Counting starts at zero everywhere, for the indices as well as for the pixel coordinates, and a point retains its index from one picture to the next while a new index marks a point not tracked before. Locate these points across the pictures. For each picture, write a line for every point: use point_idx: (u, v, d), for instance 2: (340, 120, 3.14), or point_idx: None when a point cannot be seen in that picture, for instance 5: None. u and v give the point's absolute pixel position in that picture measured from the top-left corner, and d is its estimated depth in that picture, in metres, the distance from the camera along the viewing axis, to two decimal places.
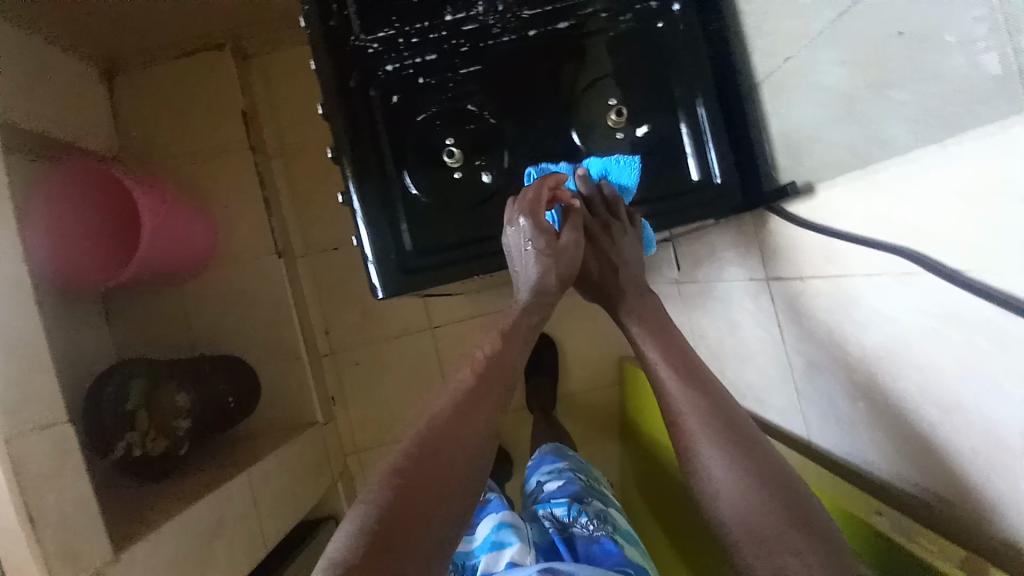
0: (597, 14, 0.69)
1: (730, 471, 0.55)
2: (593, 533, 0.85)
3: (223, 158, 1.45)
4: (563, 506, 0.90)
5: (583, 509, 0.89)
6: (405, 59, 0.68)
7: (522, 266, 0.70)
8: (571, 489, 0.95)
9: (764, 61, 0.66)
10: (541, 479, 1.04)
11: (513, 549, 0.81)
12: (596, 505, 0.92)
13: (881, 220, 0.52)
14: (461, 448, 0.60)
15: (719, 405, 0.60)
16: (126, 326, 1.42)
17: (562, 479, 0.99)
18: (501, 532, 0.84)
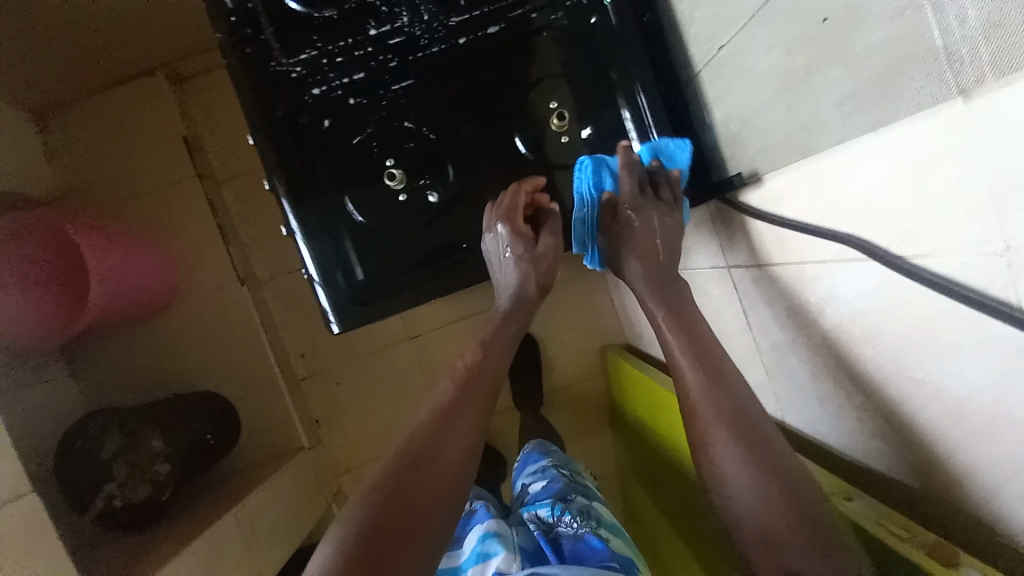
0: (528, 15, 0.67)
1: (742, 467, 0.56)
2: (578, 531, 0.84)
3: (171, 190, 1.39)
4: (547, 507, 0.89)
5: (566, 507, 0.88)
6: (332, 80, 0.65)
7: (501, 274, 0.69)
8: (555, 488, 0.94)
9: (699, 50, 0.64)
10: (525, 481, 1.02)
11: (499, 559, 0.80)
12: (579, 501, 0.91)
13: (825, 206, 0.52)
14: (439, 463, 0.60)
15: (738, 405, 0.59)
16: (89, 372, 1.36)
17: (545, 478, 0.98)
18: (486, 542, 0.83)
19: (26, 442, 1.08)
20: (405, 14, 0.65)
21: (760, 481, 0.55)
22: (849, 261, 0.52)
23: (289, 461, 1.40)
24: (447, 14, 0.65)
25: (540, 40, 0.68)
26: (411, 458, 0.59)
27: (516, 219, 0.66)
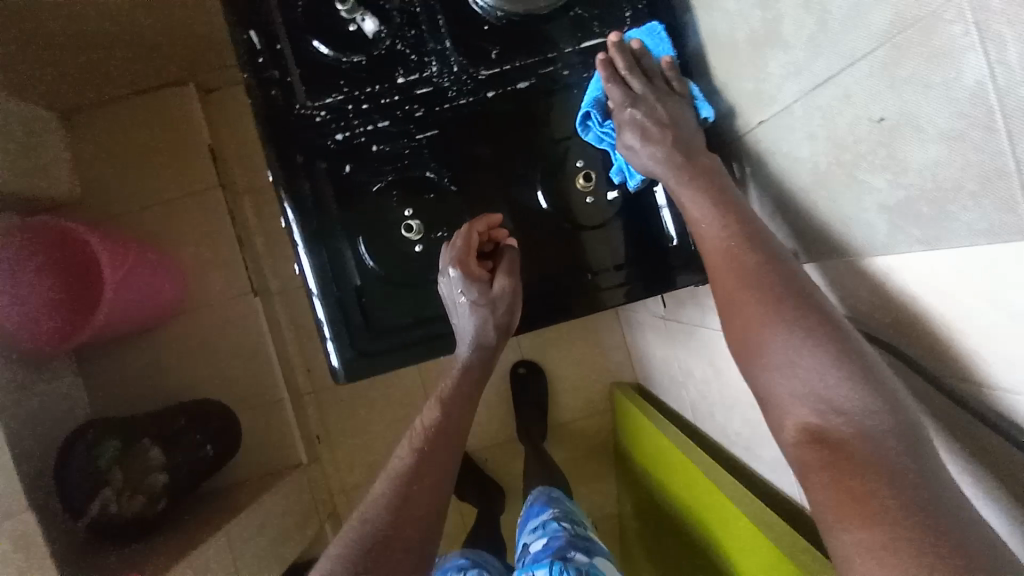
0: (560, 71, 0.65)
1: (824, 417, 0.46)
2: None
3: (192, 200, 1.40)
4: (546, 567, 0.83)
5: (565, 567, 0.81)
6: (355, 127, 0.64)
7: (458, 313, 0.67)
8: (555, 546, 0.87)
9: (739, 118, 0.62)
10: (526, 539, 0.96)
11: None
12: (580, 559, 0.84)
13: (869, 296, 0.50)
14: (422, 506, 0.60)
15: (817, 318, 0.49)
16: (96, 377, 1.36)
17: (546, 535, 0.91)
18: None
19: (29, 446, 1.09)
20: (434, 64, 0.63)
21: (857, 442, 0.43)
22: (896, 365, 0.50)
23: (287, 478, 1.39)
24: (477, 66, 0.64)
25: (570, 98, 0.67)
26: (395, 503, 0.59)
27: (470, 262, 0.64)
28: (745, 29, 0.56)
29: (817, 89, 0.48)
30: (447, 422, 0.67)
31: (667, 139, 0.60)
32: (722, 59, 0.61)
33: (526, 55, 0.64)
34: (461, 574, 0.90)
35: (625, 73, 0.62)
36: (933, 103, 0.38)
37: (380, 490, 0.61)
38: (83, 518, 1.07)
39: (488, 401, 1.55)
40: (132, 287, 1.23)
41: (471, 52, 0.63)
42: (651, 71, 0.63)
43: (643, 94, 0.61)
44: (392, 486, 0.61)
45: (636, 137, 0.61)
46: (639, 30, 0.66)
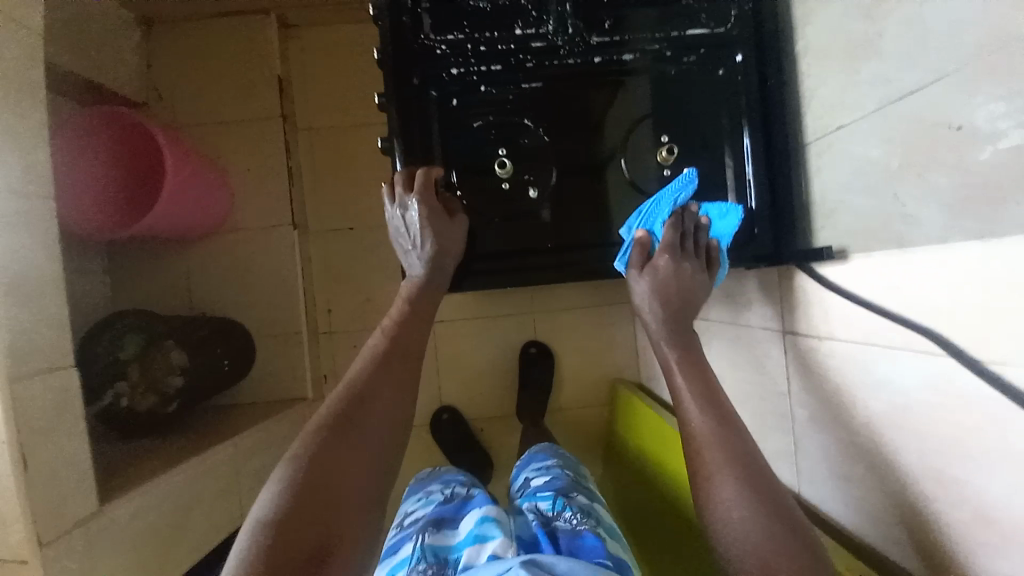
0: (661, 53, 0.72)
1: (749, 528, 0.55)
2: (576, 526, 0.81)
3: (252, 123, 1.44)
4: (548, 500, 0.88)
5: (568, 503, 0.86)
6: (470, 65, 0.71)
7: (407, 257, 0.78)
8: (557, 484, 0.93)
9: (814, 124, 0.68)
10: (528, 475, 1.01)
11: (496, 543, 0.74)
12: (580, 500, 0.89)
13: (902, 292, 0.56)
14: (372, 427, 0.64)
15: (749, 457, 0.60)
16: (122, 275, 1.40)
17: (549, 474, 0.97)
18: (484, 525, 0.78)
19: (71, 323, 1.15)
20: (551, 23, 0.71)
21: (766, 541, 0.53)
22: (915, 352, 0.56)
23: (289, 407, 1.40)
24: (591, 32, 0.71)
25: (666, 78, 0.74)
26: (336, 429, 0.62)
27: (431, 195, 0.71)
28: (844, 41, 0.62)
29: (901, 99, 0.55)
30: (393, 345, 0.72)
31: (671, 298, 0.72)
32: (813, 68, 0.67)
33: (635, 32, 0.72)
34: (463, 488, 0.96)
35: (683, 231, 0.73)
36: (1002, 116, 0.45)
37: (310, 423, 0.63)
38: (98, 403, 1.09)
39: (495, 372, 1.60)
40: (184, 193, 1.27)
41: (588, 19, 0.71)
42: (698, 242, 0.74)
43: (685, 256, 0.72)
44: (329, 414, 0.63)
45: (644, 275, 0.73)
46: (741, 28, 0.72)
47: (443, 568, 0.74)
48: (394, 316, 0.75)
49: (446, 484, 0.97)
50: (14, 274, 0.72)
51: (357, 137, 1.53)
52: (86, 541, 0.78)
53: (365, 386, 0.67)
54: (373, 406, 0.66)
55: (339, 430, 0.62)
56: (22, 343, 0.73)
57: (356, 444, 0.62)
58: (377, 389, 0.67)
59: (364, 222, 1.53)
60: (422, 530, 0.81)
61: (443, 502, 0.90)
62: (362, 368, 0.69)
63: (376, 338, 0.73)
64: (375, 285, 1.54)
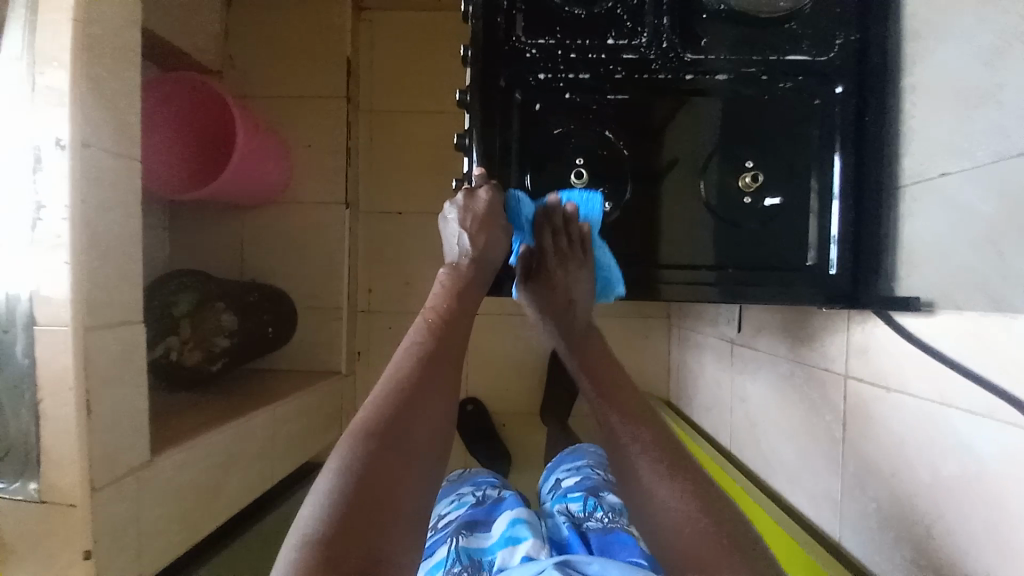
0: (757, 76, 0.71)
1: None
2: (607, 525, 0.81)
3: (316, 101, 1.46)
4: (579, 501, 0.89)
5: (599, 503, 0.87)
6: (558, 72, 0.72)
7: (451, 246, 0.74)
8: (588, 483, 0.93)
9: (912, 167, 0.65)
10: (559, 476, 1.01)
11: (529, 543, 0.77)
12: (611, 499, 0.89)
13: (991, 354, 0.54)
14: (418, 437, 0.57)
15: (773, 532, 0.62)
16: (183, 234, 1.46)
17: (579, 474, 0.97)
18: (516, 526, 0.81)
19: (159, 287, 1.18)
20: (645, 36, 0.71)
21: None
22: (1004, 424, 0.53)
23: (324, 379, 1.43)
24: (686, 48, 0.71)
25: (759, 102, 0.72)
26: (381, 439, 0.55)
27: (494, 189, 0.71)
28: (961, 88, 0.59)
29: (1016, 156, 0.52)
30: (438, 344, 0.64)
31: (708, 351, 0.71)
32: (918, 108, 0.65)
33: (731, 52, 0.70)
34: (495, 490, 0.96)
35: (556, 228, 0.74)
36: None
37: (351, 430, 0.56)
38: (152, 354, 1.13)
39: (525, 371, 1.60)
40: (250, 164, 1.30)
41: (684, 34, 0.70)
42: (572, 232, 0.74)
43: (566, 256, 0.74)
44: (372, 422, 0.56)
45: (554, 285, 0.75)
46: (844, 58, 0.70)
47: (479, 570, 0.77)
48: (438, 311, 0.68)
49: (477, 486, 0.97)
50: (99, 228, 0.76)
51: (416, 122, 1.54)
52: (136, 487, 0.82)
53: (410, 392, 0.59)
54: (418, 415, 0.58)
55: (384, 441, 0.55)
56: (99, 296, 0.76)
57: (403, 457, 0.55)
58: (425, 391, 0.60)
59: (414, 206, 1.55)
60: (455, 533, 0.83)
61: (475, 503, 0.91)
62: (406, 370, 0.61)
63: (420, 337, 0.65)
64: (417, 270, 1.56)
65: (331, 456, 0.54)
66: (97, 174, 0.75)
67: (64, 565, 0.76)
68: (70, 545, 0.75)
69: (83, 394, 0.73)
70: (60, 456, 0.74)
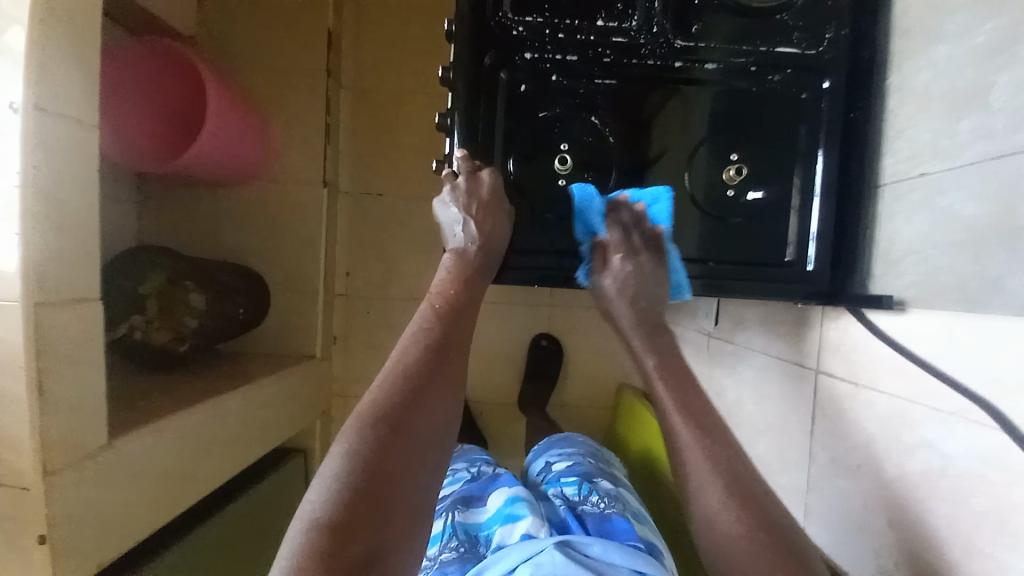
0: (748, 67, 0.70)
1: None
2: (604, 510, 0.82)
3: (293, 72, 1.38)
4: (574, 485, 0.88)
5: (594, 488, 0.87)
6: (545, 52, 0.69)
7: (454, 234, 0.73)
8: (581, 468, 0.93)
9: (894, 167, 0.66)
10: (550, 459, 1.01)
11: (529, 522, 0.76)
12: (605, 485, 0.89)
13: (964, 354, 0.55)
14: (425, 425, 0.56)
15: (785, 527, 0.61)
16: (152, 209, 1.40)
17: (570, 460, 0.97)
18: (515, 504, 0.80)
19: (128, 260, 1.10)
20: (636, 20, 0.69)
21: None
22: (971, 422, 0.54)
23: (299, 363, 1.39)
24: (677, 35, 0.69)
25: (746, 94, 0.71)
26: (388, 425, 0.54)
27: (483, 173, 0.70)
28: (945, 91, 0.60)
29: (1002, 158, 0.53)
30: (445, 332, 0.64)
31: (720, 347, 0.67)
32: (905, 106, 0.65)
33: (723, 41, 0.69)
34: (489, 467, 0.95)
35: (625, 227, 0.74)
36: None
37: (357, 417, 0.55)
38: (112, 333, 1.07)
39: (505, 360, 1.58)
40: (221, 138, 1.22)
41: (676, 20, 0.69)
42: (645, 232, 0.74)
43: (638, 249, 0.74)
44: (378, 407, 0.55)
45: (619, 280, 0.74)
46: (834, 52, 0.69)
47: (475, 546, 0.79)
48: (444, 300, 0.67)
49: (472, 462, 0.96)
50: (52, 199, 0.70)
51: (400, 101, 1.49)
52: (95, 472, 0.79)
53: (417, 380, 0.58)
54: (424, 403, 0.57)
55: (392, 428, 0.54)
56: (53, 271, 0.71)
57: (411, 443, 0.54)
58: (432, 380, 0.59)
59: (396, 188, 1.51)
60: (452, 507, 0.83)
61: (470, 479, 0.90)
62: (412, 358, 0.60)
63: (426, 325, 0.65)
64: (398, 254, 1.52)
65: (337, 440, 0.53)
66: (56, 141, 0.70)
67: (17, 552, 0.72)
68: (24, 530, 0.71)
69: (34, 374, 0.69)
70: (11, 440, 0.70)
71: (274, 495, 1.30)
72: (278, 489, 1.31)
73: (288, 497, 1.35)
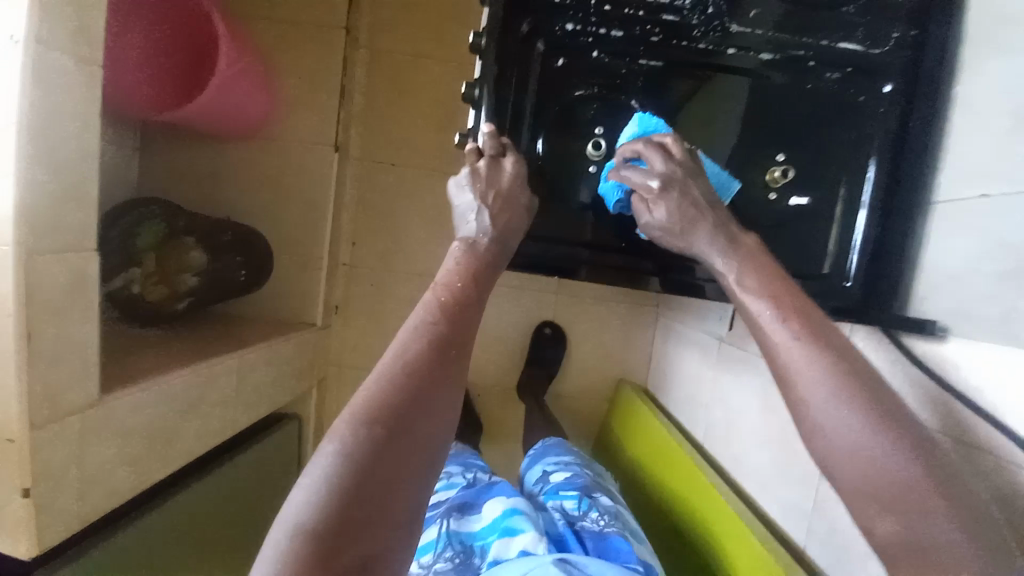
0: (804, 60, 0.65)
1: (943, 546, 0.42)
2: (603, 528, 0.81)
3: (310, 25, 1.30)
4: (574, 499, 0.86)
5: (594, 504, 0.85)
6: (589, 25, 0.65)
7: (465, 222, 0.66)
8: (580, 481, 0.91)
9: (947, 186, 0.62)
10: (546, 468, 0.99)
11: (527, 538, 0.76)
12: (605, 500, 0.88)
13: (1004, 391, 0.52)
14: (426, 429, 0.49)
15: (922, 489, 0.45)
16: (155, 157, 1.35)
17: (569, 471, 0.95)
18: (513, 517, 0.79)
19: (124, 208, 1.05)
20: None
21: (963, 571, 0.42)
22: (999, 459, 0.52)
23: (297, 330, 1.36)
24: (733, 18, 0.63)
25: (801, 91, 0.67)
26: (386, 426, 0.47)
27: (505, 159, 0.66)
28: (1011, 108, 0.55)
29: None
30: (453, 325, 0.55)
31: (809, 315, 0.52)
32: (968, 122, 0.60)
33: (783, 29, 0.63)
34: (485, 475, 0.94)
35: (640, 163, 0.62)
36: None
37: (348, 416, 0.47)
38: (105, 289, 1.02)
39: (506, 344, 1.56)
40: (230, 91, 1.16)
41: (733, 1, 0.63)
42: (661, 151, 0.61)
43: (683, 183, 0.60)
44: (374, 405, 0.48)
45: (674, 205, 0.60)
46: (900, 53, 0.64)
47: (469, 558, 0.78)
48: (452, 290, 0.58)
49: (468, 468, 0.96)
50: (51, 141, 0.66)
51: (420, 67, 1.42)
52: (82, 429, 0.76)
53: (419, 379, 0.50)
54: (426, 405, 0.50)
55: (390, 430, 0.47)
56: (48, 217, 0.67)
57: (409, 450, 0.47)
58: (435, 379, 0.51)
59: (410, 159, 1.45)
60: (447, 514, 0.82)
61: (465, 486, 0.89)
62: (414, 352, 0.52)
63: (431, 316, 0.55)
64: (406, 228, 1.48)
65: (327, 437, 0.47)
66: (59, 79, 0.66)
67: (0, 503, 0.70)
68: (7, 483, 0.70)
69: (23, 324, 0.66)
70: None
71: (265, 459, 1.29)
72: (268, 455, 1.30)
73: (278, 463, 1.34)
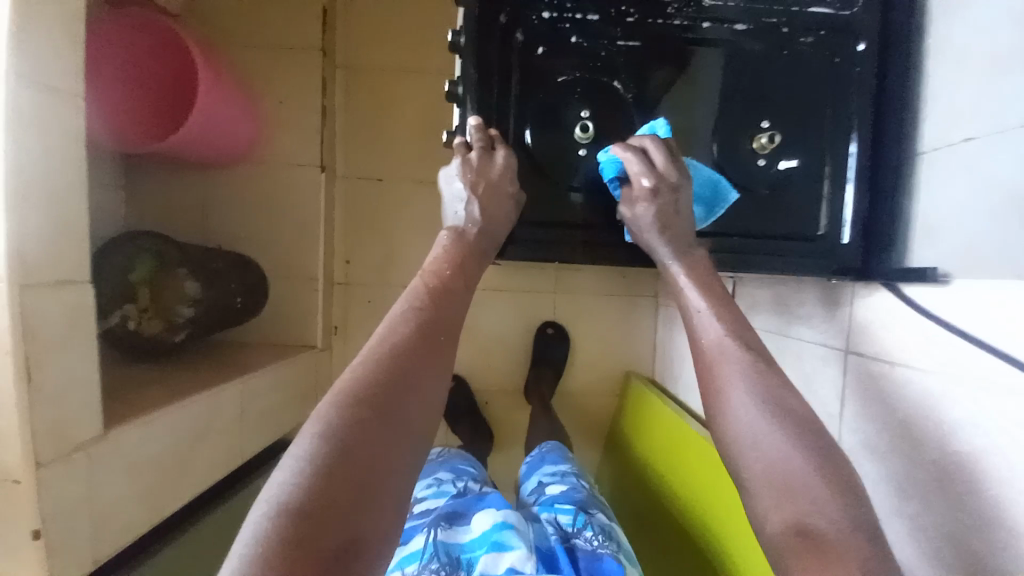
0: (778, 27, 0.67)
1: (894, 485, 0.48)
2: (596, 548, 0.79)
3: (287, 49, 1.32)
4: (569, 514, 0.85)
5: (589, 521, 0.84)
6: (565, 11, 0.66)
7: (455, 212, 0.68)
8: (575, 496, 0.90)
9: (933, 133, 0.62)
10: (542, 479, 0.99)
11: (517, 554, 0.73)
12: (600, 518, 0.86)
13: (1013, 327, 0.52)
14: (414, 406, 0.48)
15: None
16: (140, 193, 1.34)
17: (565, 484, 0.94)
18: (504, 532, 0.76)
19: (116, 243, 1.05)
20: None
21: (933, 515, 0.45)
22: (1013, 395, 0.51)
23: (298, 354, 1.34)
24: None
25: (779, 57, 0.68)
26: (373, 406, 0.46)
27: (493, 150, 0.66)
28: (985, 51, 0.56)
29: None
30: (440, 310, 0.55)
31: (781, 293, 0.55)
32: (944, 71, 0.62)
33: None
34: (475, 485, 0.93)
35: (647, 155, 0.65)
36: None
37: (335, 395, 0.47)
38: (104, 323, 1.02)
39: (509, 348, 1.55)
40: (214, 115, 1.15)
41: None
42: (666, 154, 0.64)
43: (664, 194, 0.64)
44: (360, 384, 0.47)
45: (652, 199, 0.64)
46: (869, 12, 0.66)
47: (456, 569, 0.73)
48: (439, 276, 0.59)
49: (457, 476, 0.95)
50: (37, 174, 0.65)
51: (400, 80, 1.43)
52: (88, 466, 0.74)
53: (406, 358, 0.50)
54: (414, 385, 0.49)
55: (377, 409, 0.46)
56: (39, 251, 0.66)
57: (396, 431, 0.46)
58: (421, 359, 0.51)
59: (397, 171, 1.45)
60: (436, 523, 0.79)
61: (456, 495, 0.88)
62: (401, 334, 0.52)
63: (418, 300, 0.56)
64: (399, 241, 1.47)
65: (312, 417, 0.46)
66: (42, 112, 0.65)
67: (8, 551, 0.68)
68: (13, 529, 0.67)
69: (21, 362, 0.64)
70: None
71: None
72: None
73: None
